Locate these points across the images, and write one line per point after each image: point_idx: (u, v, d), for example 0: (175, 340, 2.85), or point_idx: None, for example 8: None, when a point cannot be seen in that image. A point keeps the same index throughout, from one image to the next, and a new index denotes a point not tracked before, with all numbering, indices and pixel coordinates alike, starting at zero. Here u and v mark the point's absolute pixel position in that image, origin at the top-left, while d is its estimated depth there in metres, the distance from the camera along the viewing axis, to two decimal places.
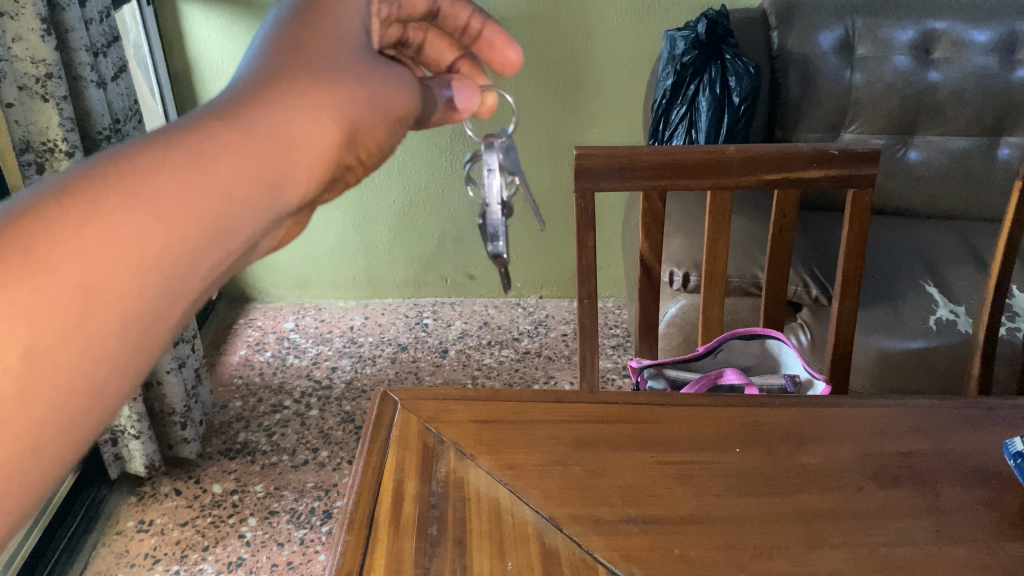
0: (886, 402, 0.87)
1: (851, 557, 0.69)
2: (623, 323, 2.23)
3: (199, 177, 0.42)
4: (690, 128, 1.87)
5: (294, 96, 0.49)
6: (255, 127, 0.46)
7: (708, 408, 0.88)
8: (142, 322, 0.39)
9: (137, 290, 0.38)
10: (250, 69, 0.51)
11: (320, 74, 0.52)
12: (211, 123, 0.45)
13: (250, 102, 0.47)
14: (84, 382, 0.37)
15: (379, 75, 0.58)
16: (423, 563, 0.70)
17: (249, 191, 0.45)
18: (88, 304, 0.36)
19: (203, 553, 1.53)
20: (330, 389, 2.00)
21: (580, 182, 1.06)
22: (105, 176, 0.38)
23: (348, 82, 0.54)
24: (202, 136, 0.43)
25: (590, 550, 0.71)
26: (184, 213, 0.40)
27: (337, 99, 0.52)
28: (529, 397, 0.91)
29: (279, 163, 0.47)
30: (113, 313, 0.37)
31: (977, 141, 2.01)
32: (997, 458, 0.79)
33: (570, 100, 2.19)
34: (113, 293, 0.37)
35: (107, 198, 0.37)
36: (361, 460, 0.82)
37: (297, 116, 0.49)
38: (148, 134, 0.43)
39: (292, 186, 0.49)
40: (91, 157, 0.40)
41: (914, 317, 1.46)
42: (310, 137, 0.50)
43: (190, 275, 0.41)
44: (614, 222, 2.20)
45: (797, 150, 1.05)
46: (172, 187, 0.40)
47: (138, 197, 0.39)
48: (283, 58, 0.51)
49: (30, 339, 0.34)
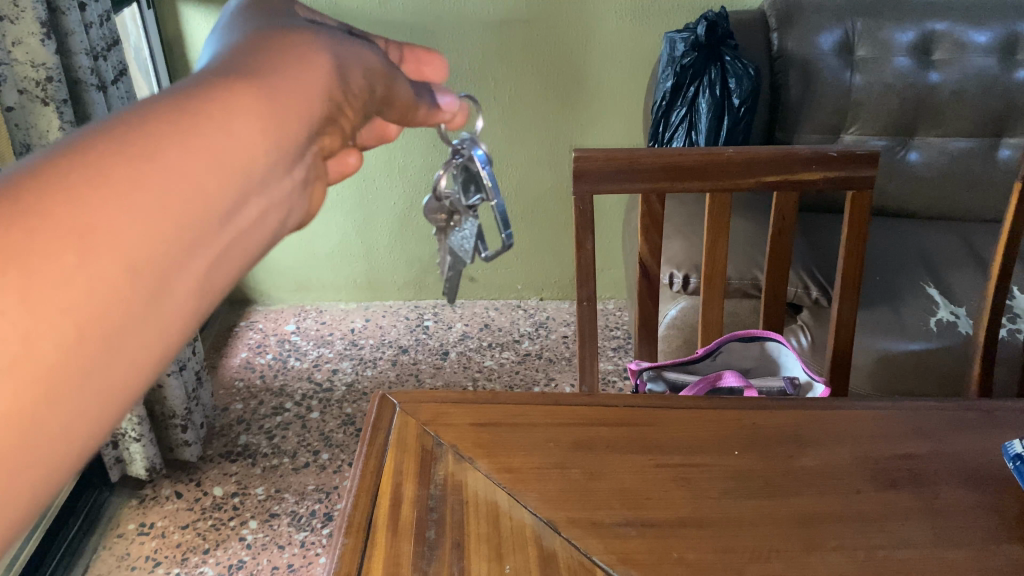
0: (884, 404, 0.87)
1: (849, 560, 0.69)
2: (624, 325, 2.23)
3: (206, 154, 0.38)
4: (690, 130, 1.87)
5: (285, 71, 0.46)
6: (262, 96, 0.43)
7: (708, 411, 0.88)
8: (156, 306, 0.36)
9: (144, 272, 0.35)
10: (234, 43, 0.46)
11: (311, 49, 0.49)
12: (215, 87, 0.41)
13: (249, 70, 0.44)
14: (91, 379, 0.33)
15: (366, 48, 0.55)
16: (421, 566, 0.70)
17: (254, 168, 0.42)
18: (102, 285, 0.33)
19: (204, 556, 1.53)
20: (331, 392, 2.00)
21: (578, 185, 1.06)
22: (109, 151, 0.35)
23: (343, 65, 0.51)
24: (203, 109, 0.39)
25: (589, 553, 0.71)
26: (191, 191, 0.37)
27: (332, 79, 0.50)
28: (527, 400, 0.91)
29: (277, 139, 0.44)
30: (128, 297, 0.34)
31: (977, 142, 2.01)
32: (995, 460, 0.78)
33: (570, 102, 2.19)
34: (120, 276, 0.33)
35: (115, 176, 0.34)
36: (360, 463, 0.82)
37: (296, 93, 0.46)
38: (144, 100, 0.39)
39: (287, 163, 0.46)
40: (84, 127, 0.37)
41: (915, 319, 1.46)
42: (308, 115, 0.47)
43: (203, 257, 0.38)
44: (614, 223, 2.20)
45: (795, 152, 1.05)
46: (179, 158, 0.37)
47: (142, 170, 0.35)
48: (274, 32, 0.48)
49: (28, 325, 0.30)
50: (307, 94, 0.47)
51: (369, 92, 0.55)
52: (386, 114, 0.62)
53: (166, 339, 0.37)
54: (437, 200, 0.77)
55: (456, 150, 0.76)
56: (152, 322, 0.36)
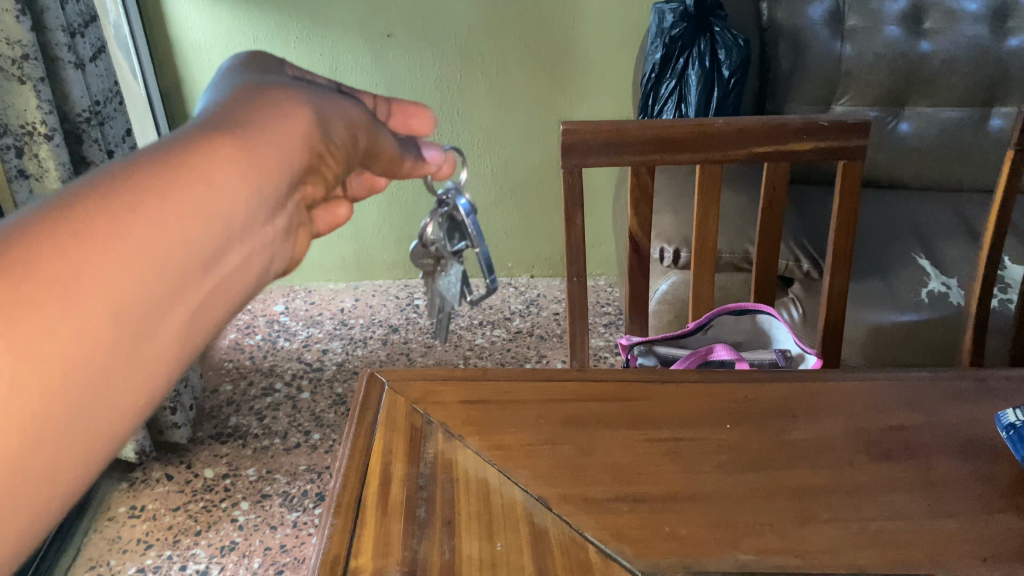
0: (877, 375, 0.86)
1: (844, 532, 0.69)
2: (615, 302, 2.23)
3: (188, 201, 0.39)
4: (679, 103, 1.85)
5: (260, 117, 0.46)
6: (246, 146, 0.44)
7: (700, 385, 0.87)
8: (132, 350, 0.36)
9: (125, 325, 0.35)
10: (217, 96, 0.47)
11: (293, 101, 0.49)
12: (198, 140, 0.42)
13: (234, 121, 0.45)
14: (73, 431, 0.34)
15: (345, 100, 0.55)
16: (411, 545, 0.69)
17: (236, 216, 0.42)
18: (79, 327, 0.33)
19: (196, 538, 1.52)
20: (321, 371, 1.99)
21: (567, 158, 1.05)
22: (96, 204, 0.35)
23: (326, 113, 0.52)
24: (186, 158, 0.40)
25: (581, 529, 0.71)
26: (173, 242, 0.38)
27: (314, 127, 0.50)
28: (517, 377, 0.90)
29: (258, 184, 0.44)
30: (110, 346, 0.35)
31: (968, 112, 1.99)
32: (989, 429, 0.78)
33: (558, 76, 2.16)
34: (101, 330, 0.34)
35: (100, 229, 0.34)
36: (349, 442, 0.81)
37: (280, 143, 0.46)
38: (129, 154, 0.40)
39: (266, 211, 0.46)
40: (69, 182, 0.37)
41: (907, 291, 1.45)
42: (289, 163, 0.47)
43: (180, 302, 0.38)
44: (605, 199, 2.18)
45: (785, 123, 1.03)
46: (163, 212, 0.37)
47: (128, 224, 0.35)
48: (257, 86, 0.49)
49: (14, 370, 0.31)
50: (290, 146, 0.47)
51: (350, 143, 0.56)
52: (366, 164, 0.63)
53: (145, 388, 0.38)
54: (424, 247, 0.76)
55: (441, 201, 0.77)
56: (128, 363, 0.36)
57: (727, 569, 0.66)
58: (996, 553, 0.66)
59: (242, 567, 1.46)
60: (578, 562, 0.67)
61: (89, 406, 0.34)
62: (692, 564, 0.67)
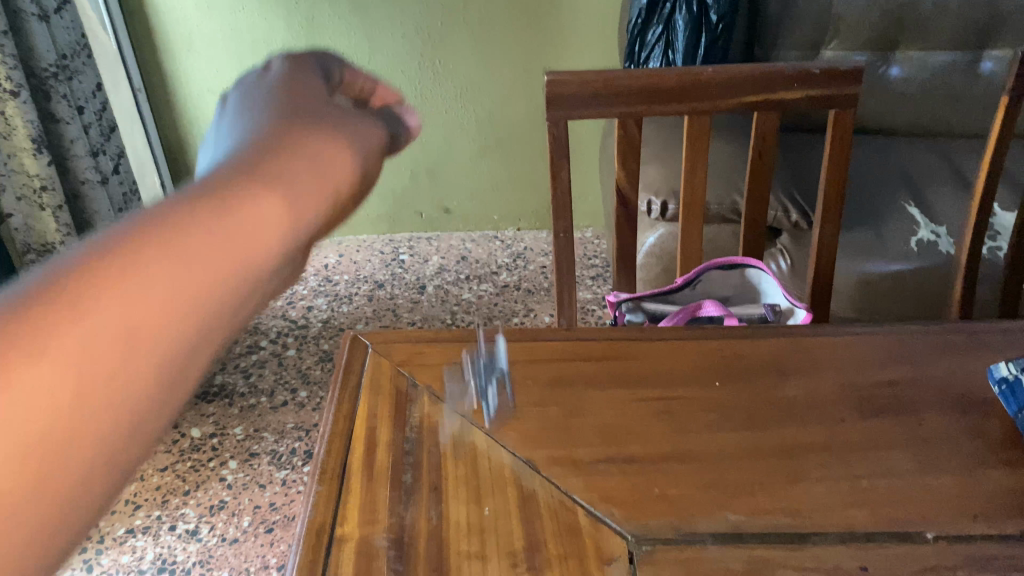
0: (868, 330, 0.85)
1: (834, 491, 0.68)
2: (603, 254, 2.20)
3: (172, 274, 0.31)
4: (667, 49, 1.82)
5: (281, 147, 0.37)
6: (259, 186, 0.35)
7: (689, 342, 0.85)
8: (107, 469, 0.29)
9: (92, 443, 0.28)
10: (241, 124, 0.39)
11: (325, 125, 0.40)
12: (198, 192, 0.34)
13: (250, 158, 0.36)
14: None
15: (378, 121, 0.45)
16: (398, 512, 0.68)
17: (248, 276, 0.34)
18: (26, 450, 0.27)
19: (184, 498, 1.52)
20: (307, 329, 1.97)
21: (552, 110, 1.02)
22: (59, 296, 0.29)
23: (363, 132, 0.42)
24: (179, 220, 0.33)
25: (569, 492, 0.70)
26: (156, 328, 0.30)
27: (353, 148, 0.41)
28: (503, 339, 0.88)
29: (281, 239, 0.36)
30: (73, 472, 0.28)
31: (961, 54, 1.95)
32: (981, 384, 0.77)
33: (542, 23, 2.11)
34: (59, 448, 0.27)
35: (57, 329, 0.28)
36: (332, 409, 0.79)
37: (308, 172, 0.37)
38: (119, 221, 0.33)
39: (292, 264, 0.37)
40: (47, 261, 0.31)
41: (897, 240, 1.44)
42: (325, 197, 0.38)
43: (172, 403, 0.31)
44: (591, 149, 2.15)
45: (775, 71, 1.01)
46: (143, 297, 0.30)
47: (90, 317, 0.29)
48: (284, 104, 0.40)
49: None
50: (331, 169, 0.39)
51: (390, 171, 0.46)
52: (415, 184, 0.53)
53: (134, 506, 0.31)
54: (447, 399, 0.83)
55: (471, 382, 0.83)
56: (96, 485, 0.29)
57: (718, 530, 0.65)
58: (988, 510, 0.65)
59: (231, 526, 1.46)
60: (566, 526, 0.66)
61: (39, 544, 0.27)
62: (683, 526, 0.66)
